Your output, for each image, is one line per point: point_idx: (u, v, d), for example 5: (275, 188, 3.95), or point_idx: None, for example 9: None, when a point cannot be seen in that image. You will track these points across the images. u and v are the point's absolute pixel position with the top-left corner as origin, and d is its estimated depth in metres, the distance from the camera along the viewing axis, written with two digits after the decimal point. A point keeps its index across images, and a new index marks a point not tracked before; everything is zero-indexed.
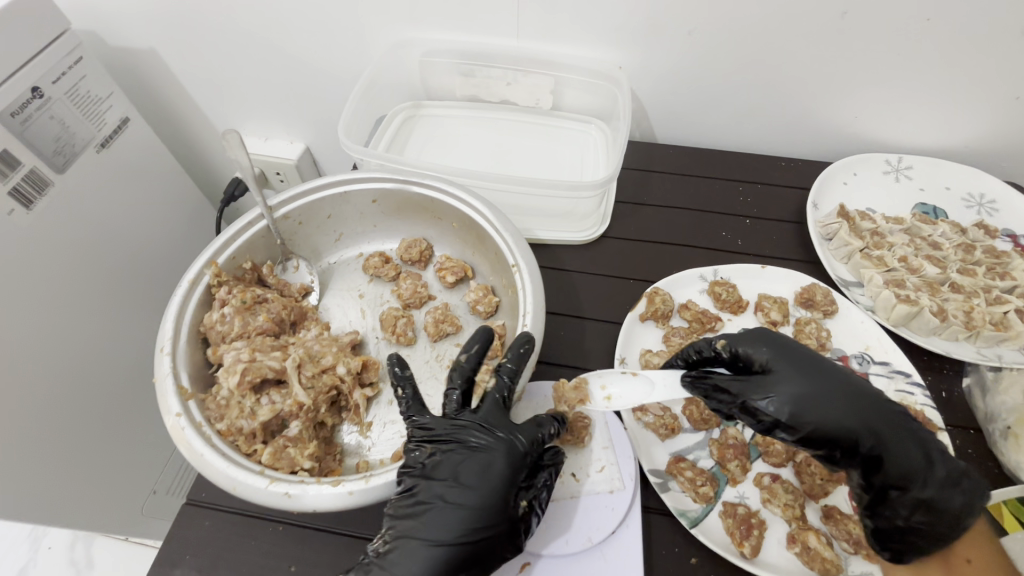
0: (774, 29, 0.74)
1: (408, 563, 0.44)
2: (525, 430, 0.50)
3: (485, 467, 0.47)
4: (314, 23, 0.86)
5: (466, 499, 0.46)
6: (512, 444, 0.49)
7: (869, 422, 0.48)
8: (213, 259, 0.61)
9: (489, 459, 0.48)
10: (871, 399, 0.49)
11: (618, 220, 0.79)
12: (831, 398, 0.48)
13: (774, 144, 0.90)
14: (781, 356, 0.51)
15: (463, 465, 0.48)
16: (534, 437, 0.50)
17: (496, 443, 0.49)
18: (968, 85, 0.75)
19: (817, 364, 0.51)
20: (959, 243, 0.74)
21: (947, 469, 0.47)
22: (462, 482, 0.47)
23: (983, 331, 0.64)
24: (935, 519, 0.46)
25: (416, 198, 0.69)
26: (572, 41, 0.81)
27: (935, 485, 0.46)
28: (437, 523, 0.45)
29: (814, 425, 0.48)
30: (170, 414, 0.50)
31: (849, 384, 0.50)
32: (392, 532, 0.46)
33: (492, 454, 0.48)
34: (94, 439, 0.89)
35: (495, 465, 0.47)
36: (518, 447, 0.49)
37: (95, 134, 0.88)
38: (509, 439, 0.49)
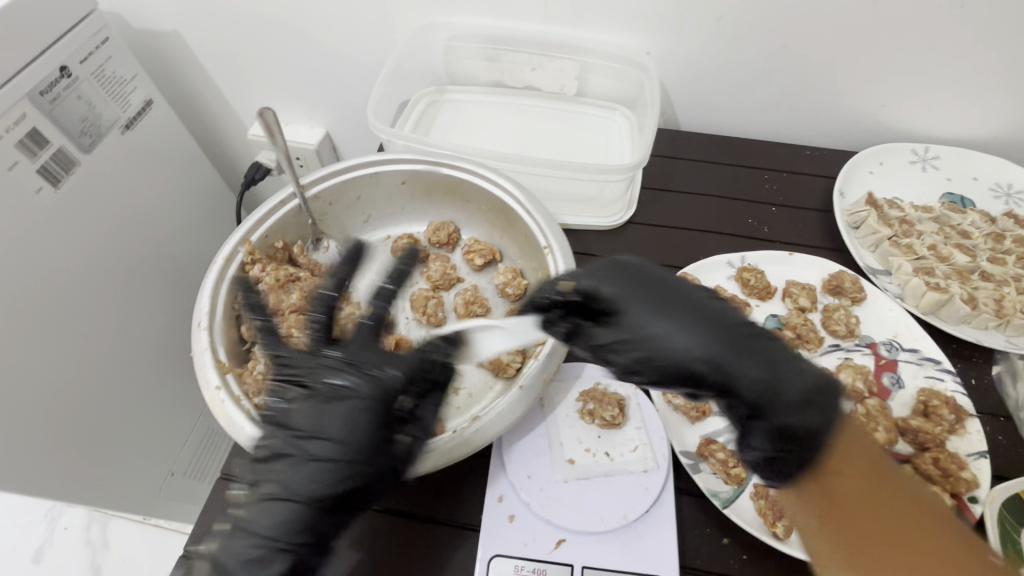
0: (805, 14, 0.73)
1: (266, 521, 0.43)
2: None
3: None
4: (339, 5, 0.86)
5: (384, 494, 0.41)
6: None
7: (715, 352, 0.42)
8: (246, 238, 0.61)
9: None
10: (722, 325, 0.43)
11: (644, 206, 0.79)
12: (679, 333, 0.43)
13: (798, 132, 0.89)
14: (628, 291, 0.46)
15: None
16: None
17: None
18: (999, 73, 0.75)
19: (672, 304, 0.44)
20: (988, 233, 0.74)
21: (799, 388, 0.41)
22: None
23: (1013, 319, 0.64)
24: (796, 447, 0.40)
25: (446, 180, 0.69)
26: (599, 25, 0.81)
27: (789, 411, 0.40)
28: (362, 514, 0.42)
29: (662, 367, 0.43)
30: (209, 387, 0.50)
31: (704, 320, 0.44)
32: (249, 487, 0.45)
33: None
34: (114, 419, 0.90)
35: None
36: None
37: (119, 116, 0.89)
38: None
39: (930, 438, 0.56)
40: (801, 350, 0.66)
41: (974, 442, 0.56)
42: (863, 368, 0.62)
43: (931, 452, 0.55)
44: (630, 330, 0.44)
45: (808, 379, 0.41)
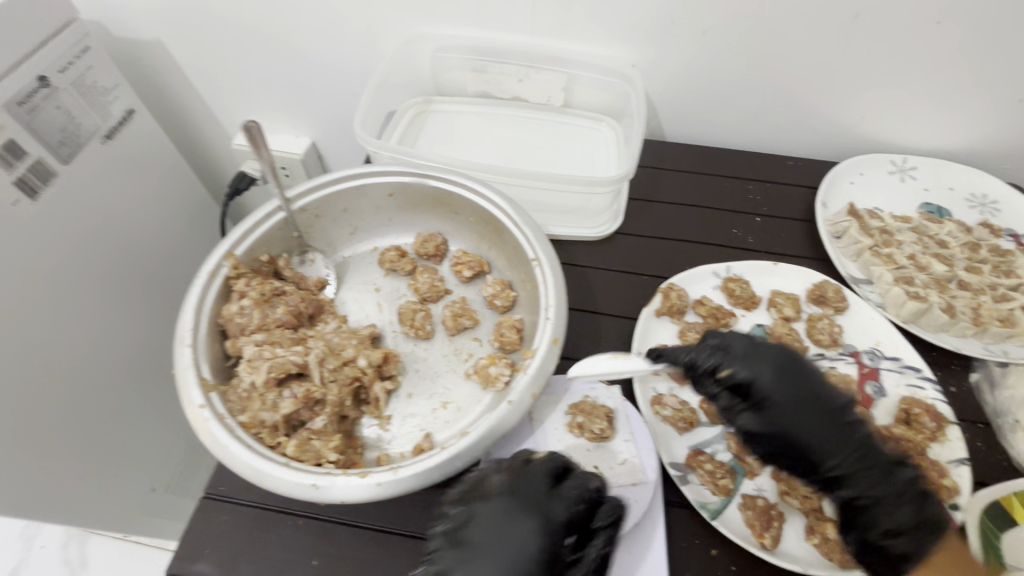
0: (786, 28, 0.75)
1: None
2: (534, 482, 0.49)
3: (506, 542, 0.45)
4: (326, 16, 0.86)
5: (475, 548, 0.45)
6: (549, 516, 0.47)
7: (839, 443, 0.50)
8: (231, 252, 0.60)
9: (513, 529, 0.46)
10: (821, 407, 0.51)
11: (631, 216, 0.79)
12: (804, 422, 0.51)
13: (781, 143, 0.91)
14: (766, 372, 0.52)
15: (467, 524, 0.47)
16: (567, 500, 0.48)
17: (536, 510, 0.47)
18: (971, 86, 0.77)
19: (796, 388, 0.51)
20: (965, 242, 0.75)
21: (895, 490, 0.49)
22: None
23: (990, 328, 0.65)
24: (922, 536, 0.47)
25: (433, 192, 0.69)
26: (586, 38, 0.82)
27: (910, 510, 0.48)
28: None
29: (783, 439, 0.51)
30: (192, 405, 0.49)
31: (814, 406, 0.51)
32: None
33: (509, 532, 0.46)
34: (93, 435, 0.88)
35: (529, 546, 0.45)
36: (556, 518, 0.47)
37: (99, 126, 0.87)
38: (546, 505, 0.48)
39: (913, 447, 0.57)
40: None
41: (955, 450, 0.57)
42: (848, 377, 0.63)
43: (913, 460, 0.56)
44: (768, 419, 0.51)
45: (878, 463, 0.49)
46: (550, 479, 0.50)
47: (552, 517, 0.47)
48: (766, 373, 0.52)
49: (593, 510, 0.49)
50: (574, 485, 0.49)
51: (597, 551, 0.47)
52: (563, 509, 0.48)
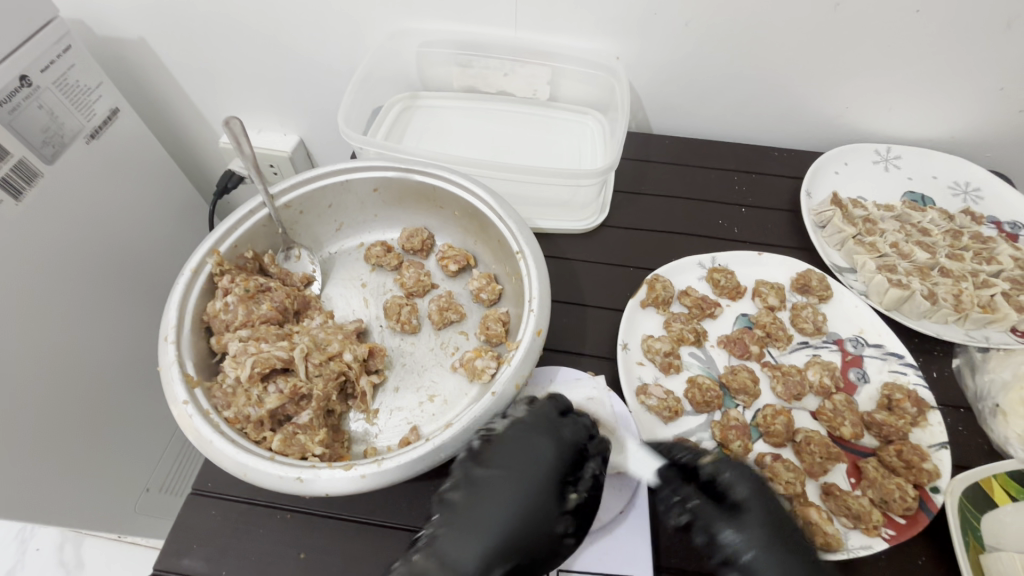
0: (767, 19, 0.75)
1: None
2: (543, 413, 0.53)
3: (525, 465, 0.48)
4: (309, 12, 0.86)
5: (502, 467, 0.48)
6: (558, 437, 0.50)
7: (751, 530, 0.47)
8: (215, 248, 0.60)
9: (529, 449, 0.49)
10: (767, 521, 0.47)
11: (617, 209, 0.80)
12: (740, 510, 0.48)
13: (766, 134, 0.91)
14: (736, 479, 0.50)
15: (488, 456, 0.49)
16: (575, 428, 0.52)
17: (546, 435, 0.50)
18: (952, 76, 0.78)
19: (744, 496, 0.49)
20: (947, 230, 0.76)
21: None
22: (477, 506, 0.46)
23: (971, 313, 0.66)
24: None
25: (418, 187, 0.69)
26: (569, 30, 0.82)
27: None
28: (460, 523, 0.45)
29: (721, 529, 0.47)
30: (177, 401, 0.49)
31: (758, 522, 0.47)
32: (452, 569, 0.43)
33: (529, 454, 0.49)
34: (86, 435, 0.88)
35: (546, 459, 0.49)
36: (565, 439, 0.50)
37: (84, 125, 0.87)
38: (555, 432, 0.51)
39: (893, 431, 0.58)
40: (770, 348, 0.67)
41: (936, 434, 0.58)
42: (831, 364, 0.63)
43: (895, 444, 0.57)
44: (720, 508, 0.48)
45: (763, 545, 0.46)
46: (556, 411, 0.53)
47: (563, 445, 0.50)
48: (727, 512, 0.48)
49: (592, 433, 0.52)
50: (575, 418, 0.53)
51: (597, 469, 0.50)
52: (568, 435, 0.51)
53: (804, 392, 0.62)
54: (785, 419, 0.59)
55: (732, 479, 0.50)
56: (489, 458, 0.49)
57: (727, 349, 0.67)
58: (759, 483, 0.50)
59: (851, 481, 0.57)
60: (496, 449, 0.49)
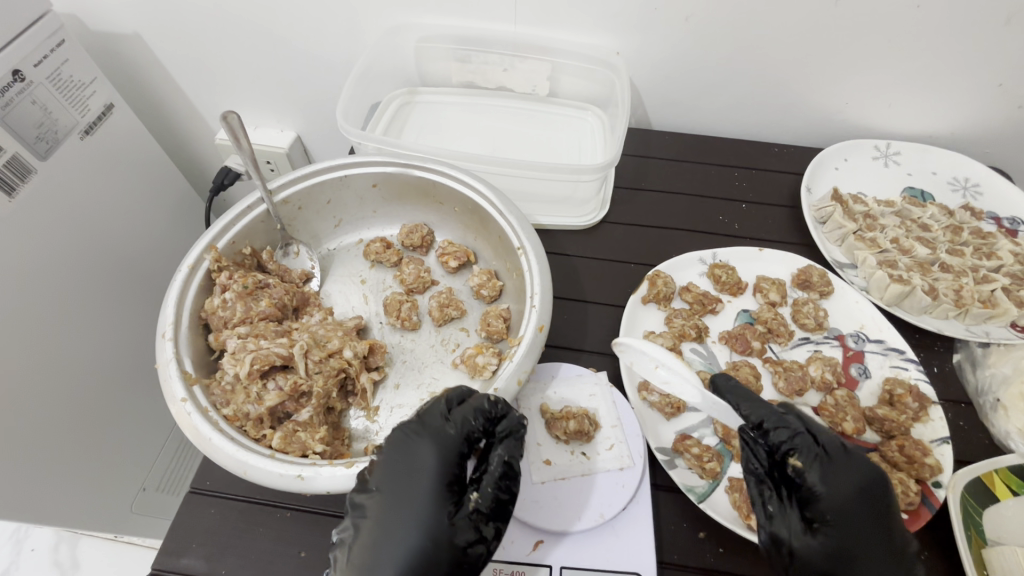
0: (768, 15, 0.75)
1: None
2: (432, 411, 0.48)
3: (428, 471, 0.45)
4: (307, 7, 0.85)
5: (404, 472, 0.45)
6: (442, 436, 0.46)
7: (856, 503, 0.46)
8: (212, 244, 0.60)
9: (417, 453, 0.46)
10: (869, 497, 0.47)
11: (618, 205, 0.79)
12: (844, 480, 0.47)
13: (766, 130, 0.91)
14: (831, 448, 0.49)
15: (376, 467, 0.45)
16: (461, 422, 0.47)
17: (427, 435, 0.46)
18: (952, 72, 0.78)
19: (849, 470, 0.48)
20: (947, 226, 0.76)
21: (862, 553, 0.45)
22: (379, 519, 0.43)
23: (972, 309, 0.66)
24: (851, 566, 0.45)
25: (418, 182, 0.69)
26: (569, 25, 0.81)
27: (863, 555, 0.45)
28: (364, 543, 0.43)
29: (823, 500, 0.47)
30: (175, 399, 0.49)
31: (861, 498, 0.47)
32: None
33: (421, 457, 0.45)
34: (82, 434, 0.87)
35: (420, 463, 0.45)
36: (448, 439, 0.46)
37: (78, 121, 0.86)
38: (439, 430, 0.47)
39: (895, 426, 0.58)
40: (772, 343, 0.67)
41: (937, 429, 0.58)
42: (833, 359, 0.63)
43: (897, 440, 0.57)
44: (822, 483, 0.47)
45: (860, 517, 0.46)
46: (446, 404, 0.48)
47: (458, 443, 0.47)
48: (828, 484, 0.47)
49: (492, 421, 0.48)
50: (468, 407, 0.48)
51: (504, 458, 0.46)
52: (470, 431, 0.47)
53: (806, 387, 0.62)
54: None
55: (825, 475, 0.47)
56: (384, 466, 0.45)
57: (729, 345, 0.66)
58: (859, 487, 0.47)
59: None
60: (389, 454, 0.46)
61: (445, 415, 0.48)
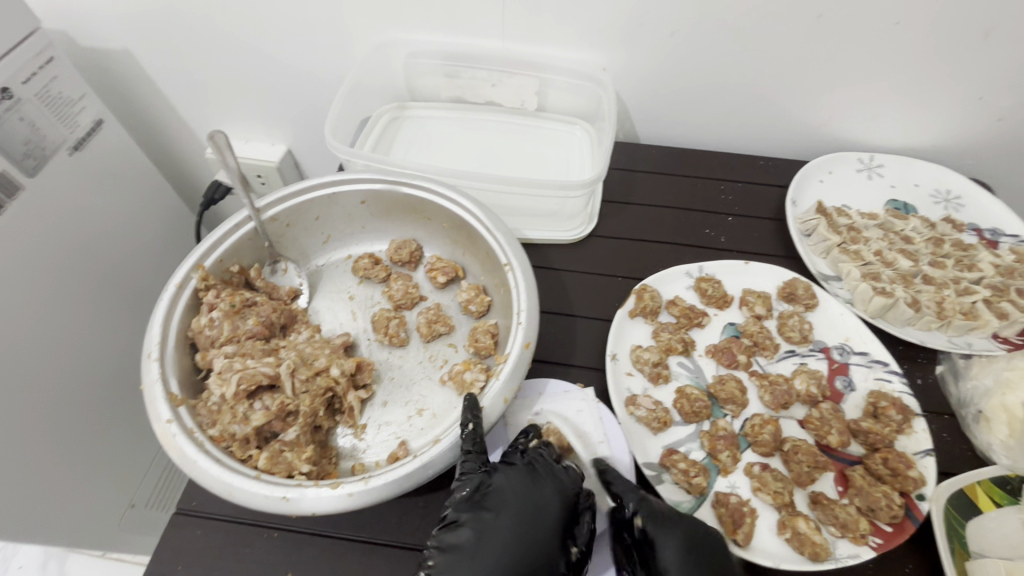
0: (751, 31, 0.76)
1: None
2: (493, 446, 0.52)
3: (531, 502, 0.49)
4: (297, 23, 0.86)
5: (513, 512, 0.48)
6: (563, 485, 0.51)
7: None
8: (200, 263, 0.60)
9: (534, 496, 0.49)
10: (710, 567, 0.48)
11: (605, 218, 0.80)
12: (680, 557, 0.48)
13: (752, 143, 0.92)
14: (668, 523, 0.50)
15: (488, 505, 0.48)
16: (570, 475, 0.52)
17: (551, 482, 0.50)
18: (932, 86, 0.79)
19: (688, 542, 0.49)
20: (929, 237, 0.77)
21: None
22: (489, 549, 0.46)
23: (954, 320, 0.67)
24: None
25: (406, 199, 0.69)
26: (556, 41, 0.82)
27: None
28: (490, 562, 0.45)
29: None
30: (160, 420, 0.48)
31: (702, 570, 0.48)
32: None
33: (535, 499, 0.49)
34: (72, 452, 0.87)
35: (528, 494, 0.50)
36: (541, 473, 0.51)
37: (67, 137, 0.86)
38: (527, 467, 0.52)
39: (879, 439, 0.58)
40: (758, 356, 0.67)
41: (921, 441, 0.59)
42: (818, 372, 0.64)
43: (881, 452, 0.58)
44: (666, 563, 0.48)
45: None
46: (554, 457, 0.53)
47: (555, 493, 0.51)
48: (672, 562, 0.48)
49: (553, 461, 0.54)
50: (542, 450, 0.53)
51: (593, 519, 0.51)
52: (552, 465, 0.52)
53: (791, 400, 0.62)
54: (772, 428, 0.59)
55: (670, 554, 0.48)
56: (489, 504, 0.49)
57: (715, 359, 0.67)
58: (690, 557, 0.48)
59: (838, 489, 0.58)
60: (507, 493, 0.49)
61: (564, 467, 0.53)
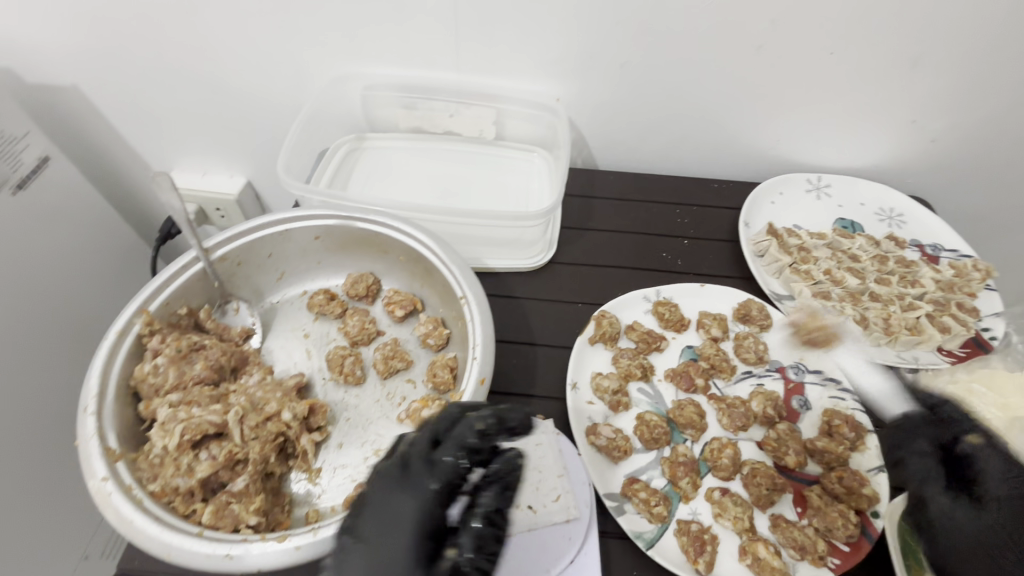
0: (695, 62, 0.79)
1: None
2: (416, 449, 0.45)
3: (396, 513, 0.41)
4: (251, 58, 0.86)
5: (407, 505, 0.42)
6: (424, 486, 0.42)
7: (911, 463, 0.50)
8: (144, 307, 0.58)
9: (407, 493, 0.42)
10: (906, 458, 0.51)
11: (564, 245, 0.81)
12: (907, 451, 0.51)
13: (706, 167, 0.95)
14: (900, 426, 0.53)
15: (358, 519, 0.42)
16: (439, 464, 0.43)
17: (405, 489, 0.42)
18: (869, 111, 0.83)
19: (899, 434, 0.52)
20: (874, 256, 0.79)
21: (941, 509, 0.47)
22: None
23: (900, 336, 0.69)
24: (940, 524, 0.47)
25: (361, 234, 0.68)
26: (510, 72, 0.84)
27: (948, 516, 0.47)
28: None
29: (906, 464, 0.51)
30: (95, 478, 0.46)
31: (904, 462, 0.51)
32: None
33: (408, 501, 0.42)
34: (17, 506, 0.82)
35: (404, 500, 0.42)
36: (431, 484, 0.42)
37: (9, 176, 0.83)
38: (421, 477, 0.43)
39: (834, 457, 0.59)
40: (716, 379, 0.68)
41: (874, 457, 0.60)
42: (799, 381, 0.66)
43: (836, 471, 0.59)
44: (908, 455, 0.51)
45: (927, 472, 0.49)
46: (432, 441, 0.45)
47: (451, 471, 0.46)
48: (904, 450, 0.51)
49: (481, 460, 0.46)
50: (455, 440, 0.45)
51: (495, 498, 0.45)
52: (444, 464, 0.43)
53: (749, 423, 0.63)
54: (731, 452, 0.60)
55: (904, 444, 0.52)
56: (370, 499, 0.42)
57: (674, 383, 0.67)
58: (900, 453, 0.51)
59: (797, 510, 0.58)
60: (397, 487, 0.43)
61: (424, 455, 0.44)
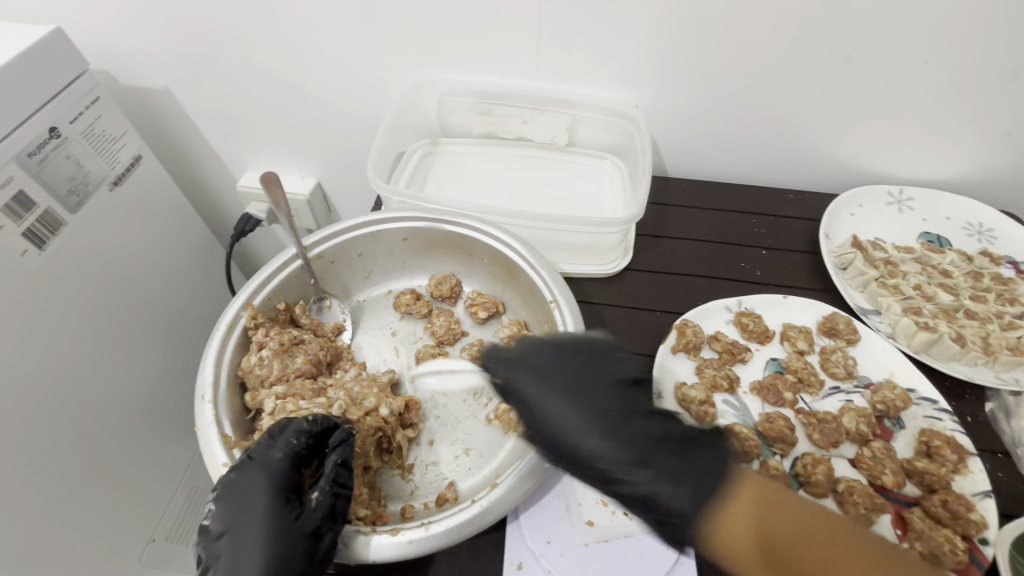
0: (779, 71, 0.78)
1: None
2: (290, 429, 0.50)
3: (256, 494, 0.45)
4: (335, 64, 0.89)
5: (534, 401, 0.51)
6: (274, 463, 0.47)
7: None
8: (249, 301, 0.60)
9: (541, 386, 0.51)
10: None
11: (640, 253, 0.80)
12: None
13: (781, 177, 0.93)
14: None
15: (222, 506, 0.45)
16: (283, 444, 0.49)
17: (256, 463, 0.47)
18: (961, 122, 0.80)
19: None
20: (967, 271, 0.77)
21: None
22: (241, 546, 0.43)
23: (1000, 356, 0.66)
24: None
25: (448, 236, 0.70)
26: (589, 80, 0.84)
27: None
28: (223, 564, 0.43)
29: None
30: (216, 463, 0.49)
31: None
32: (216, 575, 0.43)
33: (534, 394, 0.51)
34: (102, 486, 0.86)
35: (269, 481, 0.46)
36: (276, 461, 0.48)
37: (107, 172, 0.87)
38: (272, 455, 0.48)
39: (936, 480, 0.57)
40: (804, 393, 0.67)
41: (979, 482, 0.58)
42: (890, 395, 0.64)
43: (939, 494, 0.56)
44: None
45: None
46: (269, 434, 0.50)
47: (629, 399, 0.51)
48: None
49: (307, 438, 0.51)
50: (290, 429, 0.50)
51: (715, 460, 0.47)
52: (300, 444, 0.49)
53: (841, 439, 0.62)
54: (826, 468, 0.59)
55: None
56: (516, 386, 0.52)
57: (761, 397, 0.66)
58: None
59: (897, 532, 0.56)
60: (546, 378, 0.52)
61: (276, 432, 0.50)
